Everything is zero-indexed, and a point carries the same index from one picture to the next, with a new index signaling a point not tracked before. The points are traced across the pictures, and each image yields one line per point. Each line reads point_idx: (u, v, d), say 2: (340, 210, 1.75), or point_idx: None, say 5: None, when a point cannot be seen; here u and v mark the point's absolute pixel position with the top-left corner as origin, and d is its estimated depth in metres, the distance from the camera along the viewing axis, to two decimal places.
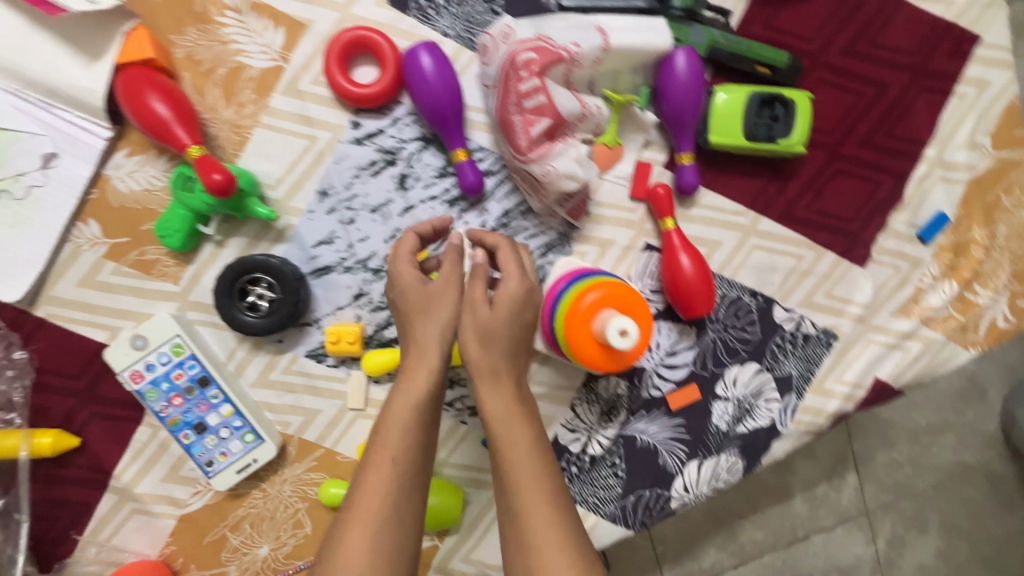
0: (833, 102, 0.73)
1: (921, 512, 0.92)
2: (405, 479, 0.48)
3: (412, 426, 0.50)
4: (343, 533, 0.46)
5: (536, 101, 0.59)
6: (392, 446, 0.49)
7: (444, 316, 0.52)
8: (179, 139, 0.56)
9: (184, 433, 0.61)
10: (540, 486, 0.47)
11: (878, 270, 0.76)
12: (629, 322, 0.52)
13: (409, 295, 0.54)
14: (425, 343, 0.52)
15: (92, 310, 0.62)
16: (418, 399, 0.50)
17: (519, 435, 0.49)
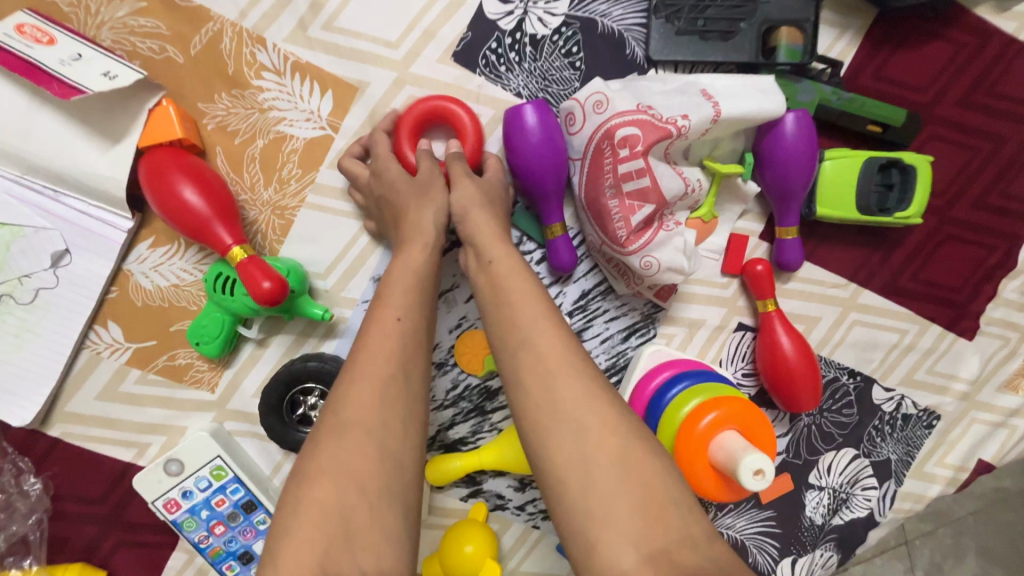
0: (946, 160, 0.65)
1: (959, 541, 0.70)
2: (410, 336, 0.42)
3: (417, 285, 0.45)
4: (344, 386, 0.38)
5: (639, 185, 0.50)
6: (397, 302, 0.43)
7: (438, 198, 0.49)
8: (218, 239, 0.47)
9: (228, 563, 0.53)
10: (559, 327, 0.41)
11: (985, 342, 0.69)
12: (763, 459, 0.44)
13: (397, 186, 0.49)
14: (420, 221, 0.48)
15: (114, 427, 0.53)
16: (421, 261, 0.46)
17: (525, 277, 0.44)
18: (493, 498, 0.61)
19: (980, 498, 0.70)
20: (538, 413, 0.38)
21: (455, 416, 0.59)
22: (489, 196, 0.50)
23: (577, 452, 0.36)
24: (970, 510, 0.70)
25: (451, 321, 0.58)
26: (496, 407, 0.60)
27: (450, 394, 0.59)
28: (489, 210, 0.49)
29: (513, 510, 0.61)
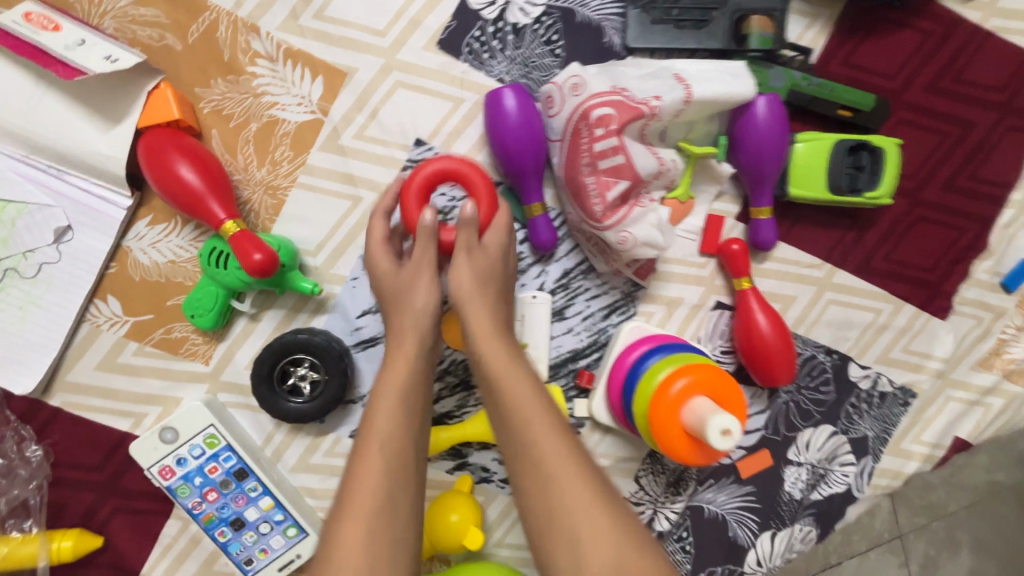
0: (915, 144, 0.67)
1: (952, 534, 0.72)
2: (397, 460, 0.42)
3: (403, 399, 0.45)
4: (339, 527, 0.39)
5: (613, 162, 0.53)
6: (383, 426, 0.43)
7: (426, 284, 0.50)
8: (212, 214, 0.50)
9: (220, 530, 0.55)
10: (549, 428, 0.42)
11: (959, 322, 0.71)
12: (730, 419, 0.46)
13: (385, 282, 0.52)
14: (407, 326, 0.50)
15: (112, 397, 0.55)
16: (409, 368, 0.47)
17: (513, 378, 0.45)
18: (478, 471, 0.63)
19: (973, 492, 0.72)
20: (537, 518, 0.40)
21: (442, 390, 0.62)
22: (483, 275, 0.51)
23: (571, 561, 0.38)
24: (964, 504, 0.72)
25: None
26: None
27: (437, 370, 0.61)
28: (475, 299, 0.49)
29: (498, 483, 0.63)
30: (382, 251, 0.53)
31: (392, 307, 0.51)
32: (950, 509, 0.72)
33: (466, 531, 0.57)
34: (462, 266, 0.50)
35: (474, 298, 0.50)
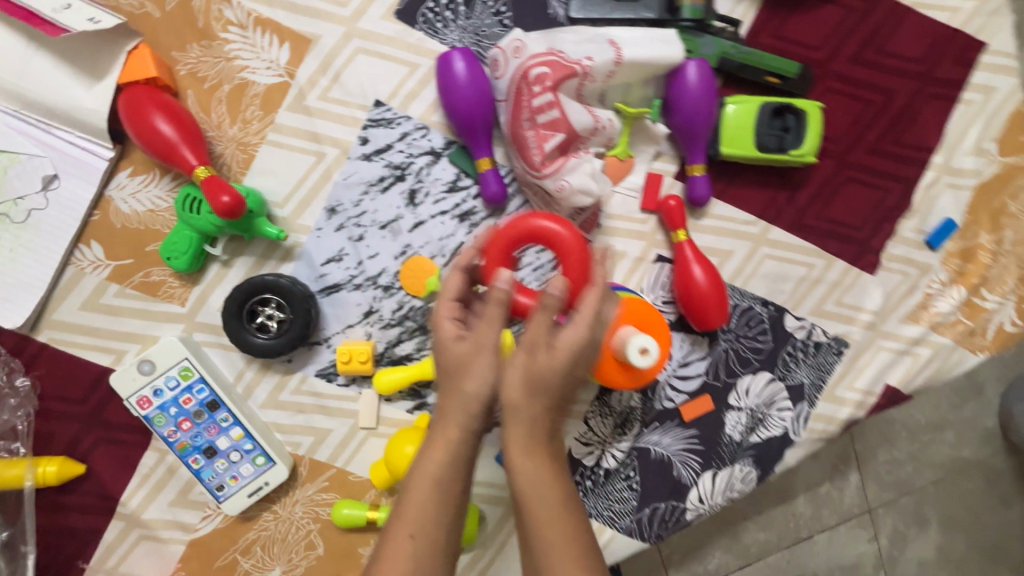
0: (842, 110, 0.73)
1: (921, 509, 1.00)
2: (423, 561, 0.42)
3: (435, 495, 0.43)
4: None
5: (550, 117, 0.59)
6: (414, 517, 0.42)
7: (480, 369, 0.44)
8: (185, 161, 0.55)
9: (194, 457, 0.60)
10: (574, 562, 0.42)
11: (887, 277, 0.76)
12: (650, 340, 0.52)
13: (442, 356, 0.46)
14: (449, 410, 0.44)
15: (95, 335, 0.60)
16: (445, 463, 0.43)
17: (546, 495, 0.43)
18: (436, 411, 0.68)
19: (939, 469, 1.00)
20: None
21: (401, 334, 0.66)
22: (536, 384, 0.43)
23: None
24: (929, 481, 1.00)
25: (396, 249, 0.65)
26: None
27: (396, 314, 0.66)
28: (529, 406, 0.43)
29: None
30: (446, 306, 0.47)
31: (445, 379, 0.46)
32: (918, 485, 1.00)
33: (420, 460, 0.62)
34: (524, 366, 0.43)
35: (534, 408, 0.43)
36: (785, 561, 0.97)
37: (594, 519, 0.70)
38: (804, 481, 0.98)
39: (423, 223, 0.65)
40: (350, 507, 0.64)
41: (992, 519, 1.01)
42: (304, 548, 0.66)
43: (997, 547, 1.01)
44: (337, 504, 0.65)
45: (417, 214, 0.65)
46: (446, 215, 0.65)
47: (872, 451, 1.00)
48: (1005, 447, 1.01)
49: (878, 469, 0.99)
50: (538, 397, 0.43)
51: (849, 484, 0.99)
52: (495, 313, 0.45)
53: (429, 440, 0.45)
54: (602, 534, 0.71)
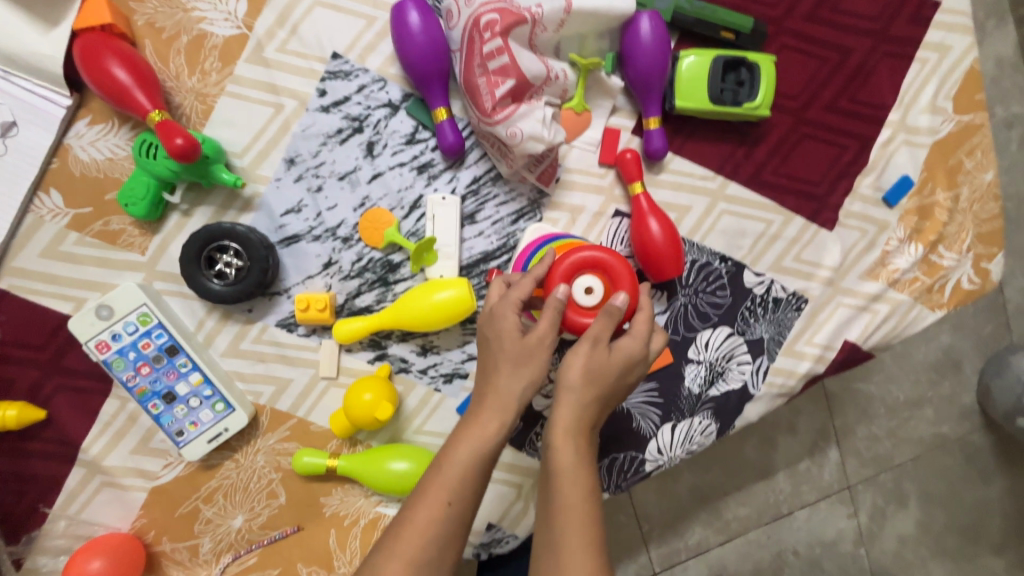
0: (798, 68, 0.74)
1: (899, 484, 1.14)
2: (452, 524, 0.45)
3: (475, 462, 0.46)
4: (387, 554, 0.44)
5: (501, 62, 0.60)
6: (450, 483, 0.46)
7: (542, 365, 0.50)
8: (139, 105, 0.56)
9: (153, 402, 0.61)
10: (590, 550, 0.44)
11: (845, 234, 0.77)
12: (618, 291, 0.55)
13: (505, 344, 0.50)
14: (503, 386, 0.49)
15: (55, 282, 0.61)
16: (488, 441, 0.47)
17: (576, 485, 0.46)
18: (397, 361, 0.68)
19: (919, 446, 1.14)
20: None
21: (361, 286, 0.67)
22: (597, 374, 0.50)
23: None
24: (909, 458, 1.14)
25: (355, 201, 0.66)
26: (398, 280, 0.67)
27: (356, 266, 0.67)
28: (575, 392, 0.49)
29: (416, 373, 0.69)
30: (511, 309, 0.51)
31: (501, 361, 0.49)
32: (896, 461, 1.13)
33: (378, 404, 0.63)
34: (583, 356, 0.50)
35: (585, 392, 0.49)
36: (766, 536, 1.10)
37: None
38: (786, 458, 1.10)
39: (382, 174, 0.66)
40: (310, 456, 0.65)
41: (979, 488, 1.15)
42: (265, 497, 0.67)
43: (960, 513, 1.15)
44: (297, 453, 0.66)
45: (375, 165, 0.66)
46: (404, 166, 0.66)
47: (851, 429, 1.12)
48: (981, 424, 1.14)
49: (857, 445, 1.12)
50: (585, 383, 0.49)
51: (829, 461, 1.12)
52: (553, 314, 0.51)
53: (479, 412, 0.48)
54: None
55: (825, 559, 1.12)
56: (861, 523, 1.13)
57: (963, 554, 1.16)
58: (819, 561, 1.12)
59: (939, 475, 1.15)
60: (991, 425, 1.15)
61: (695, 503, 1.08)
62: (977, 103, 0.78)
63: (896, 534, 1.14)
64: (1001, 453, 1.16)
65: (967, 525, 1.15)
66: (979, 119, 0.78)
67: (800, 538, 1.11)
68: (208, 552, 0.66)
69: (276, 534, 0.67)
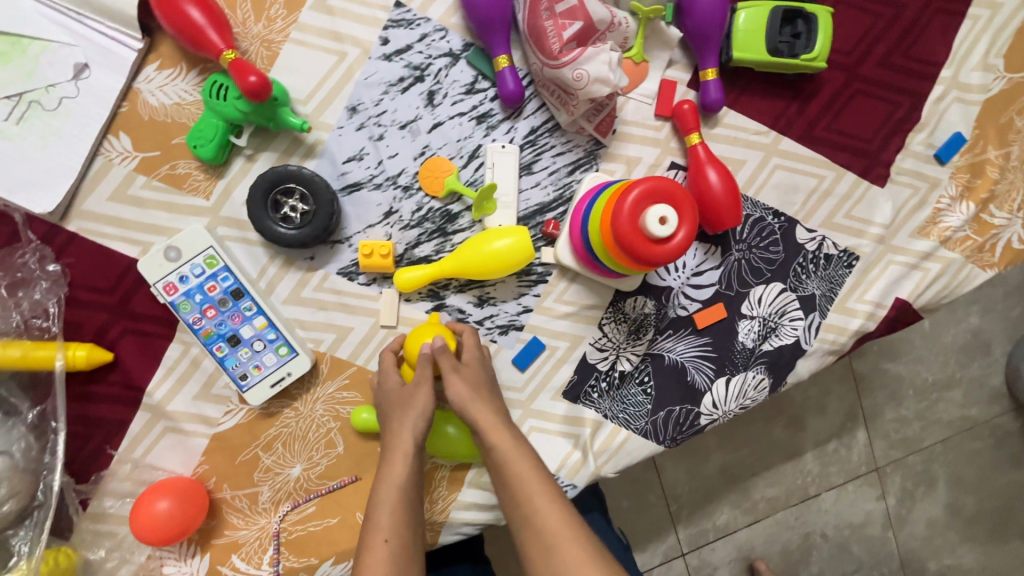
0: (852, 22, 0.75)
1: (929, 467, 1.13)
2: (402, 551, 0.54)
3: (399, 500, 0.57)
4: None
5: (568, 5, 0.61)
6: (384, 524, 0.55)
7: (418, 399, 0.60)
8: (212, 45, 0.57)
9: (218, 345, 0.62)
10: (535, 480, 0.57)
11: (896, 191, 0.77)
12: (652, 257, 0.58)
13: (381, 395, 0.62)
14: (398, 432, 0.60)
15: (123, 225, 0.62)
16: (402, 475, 0.58)
17: (504, 451, 0.58)
18: (455, 312, 0.69)
19: (950, 428, 1.13)
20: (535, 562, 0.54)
21: (420, 236, 0.67)
22: (477, 382, 0.62)
23: None
24: (939, 440, 1.13)
25: (415, 150, 0.66)
26: (456, 230, 0.67)
27: (416, 215, 0.67)
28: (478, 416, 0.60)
29: (473, 324, 0.69)
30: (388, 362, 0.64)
31: (391, 414, 0.61)
32: (927, 442, 1.13)
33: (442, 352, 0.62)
34: (455, 378, 0.61)
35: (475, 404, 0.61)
36: (792, 517, 1.09)
37: (608, 421, 0.71)
38: (815, 438, 1.10)
39: (441, 123, 0.67)
40: (369, 412, 0.65)
41: (1010, 469, 1.14)
42: (324, 447, 0.67)
43: (989, 496, 1.15)
44: (357, 408, 0.66)
45: (435, 114, 0.66)
46: (463, 116, 0.67)
47: (880, 410, 1.12)
48: (1012, 406, 1.14)
49: (886, 426, 1.12)
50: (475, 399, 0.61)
51: (858, 441, 1.11)
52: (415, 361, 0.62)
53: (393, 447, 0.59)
54: (617, 436, 0.71)
55: (854, 542, 1.11)
56: (889, 506, 1.12)
57: (992, 538, 1.15)
58: (847, 544, 1.11)
59: (969, 457, 1.14)
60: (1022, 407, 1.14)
61: (726, 479, 1.08)
62: None
63: (925, 517, 1.13)
64: None
65: (995, 508, 1.15)
66: None
67: (828, 520, 1.10)
68: (267, 500, 0.66)
69: (334, 484, 0.66)
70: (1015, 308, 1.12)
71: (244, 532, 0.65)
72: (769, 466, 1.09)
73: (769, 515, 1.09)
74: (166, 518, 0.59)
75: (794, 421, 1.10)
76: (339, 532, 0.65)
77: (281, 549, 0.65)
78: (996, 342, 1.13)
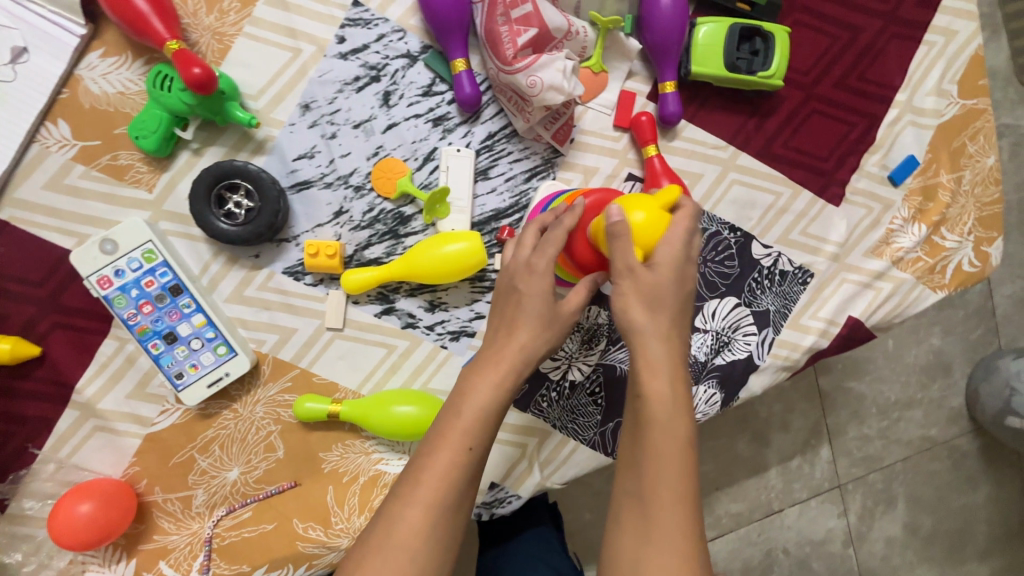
0: (810, 43, 0.76)
1: (888, 486, 1.14)
2: (470, 462, 0.47)
3: (486, 409, 0.48)
4: (403, 508, 0.45)
5: (523, 12, 0.62)
6: (464, 427, 0.47)
7: (529, 326, 0.51)
8: (157, 34, 0.56)
9: (154, 342, 0.60)
10: (663, 432, 0.46)
11: (851, 210, 0.78)
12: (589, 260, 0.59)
13: (528, 292, 0.52)
14: (507, 349, 0.51)
15: (58, 215, 0.60)
16: (491, 391, 0.49)
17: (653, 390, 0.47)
18: (404, 316, 0.67)
19: (910, 448, 1.14)
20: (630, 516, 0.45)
21: (371, 237, 0.66)
22: (656, 316, 0.50)
23: (633, 558, 0.44)
24: (899, 458, 1.14)
25: (369, 149, 0.65)
26: (409, 233, 0.66)
27: (367, 216, 0.66)
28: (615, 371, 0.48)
29: (423, 329, 0.67)
30: (532, 229, 0.56)
31: (508, 323, 0.52)
32: (887, 460, 1.14)
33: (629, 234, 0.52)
34: (643, 330, 0.49)
35: (645, 373, 0.48)
36: (755, 532, 1.09)
37: (557, 431, 0.70)
38: (778, 454, 1.11)
39: (396, 124, 0.66)
40: (313, 401, 0.63)
41: (967, 488, 1.16)
42: (263, 451, 0.65)
43: (947, 516, 1.16)
44: (300, 398, 0.63)
45: (390, 114, 0.65)
46: (419, 118, 0.66)
47: (842, 427, 1.13)
48: (968, 426, 1.15)
49: (848, 444, 1.12)
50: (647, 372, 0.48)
51: (820, 457, 1.12)
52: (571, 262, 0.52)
53: (502, 358, 0.50)
54: (565, 447, 0.70)
55: (814, 559, 1.11)
56: (850, 523, 1.13)
57: (950, 560, 1.16)
58: (808, 561, 1.11)
59: (927, 477, 1.15)
60: (978, 428, 1.16)
61: None
62: (982, 89, 0.78)
63: (884, 536, 1.14)
64: (987, 457, 1.16)
65: (952, 528, 1.16)
66: (982, 104, 0.79)
67: (789, 536, 1.10)
68: (201, 504, 0.64)
69: (271, 489, 0.64)
70: (973, 331, 1.14)
71: (175, 537, 0.63)
72: (732, 482, 1.09)
73: (732, 530, 1.08)
74: (87, 521, 0.57)
75: (758, 436, 1.10)
76: (273, 540, 0.63)
77: (212, 556, 0.62)
78: (955, 363, 1.14)
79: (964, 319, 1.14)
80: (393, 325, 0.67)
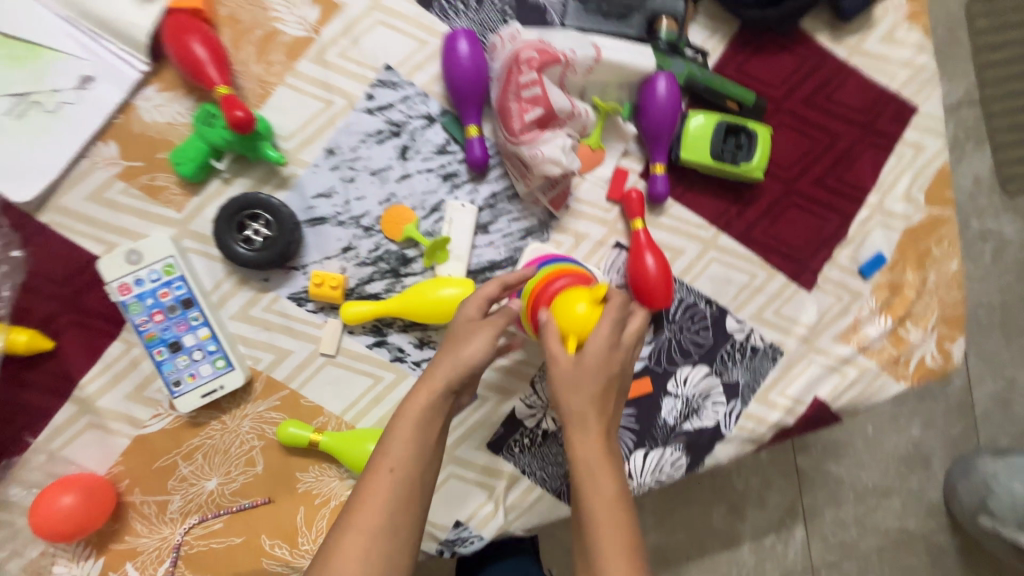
0: (792, 143, 0.84)
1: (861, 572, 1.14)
2: (403, 487, 0.50)
3: (415, 433, 0.52)
4: (340, 537, 0.48)
5: (532, 93, 0.69)
6: (393, 454, 0.51)
7: None
8: (209, 78, 0.64)
9: (159, 349, 0.64)
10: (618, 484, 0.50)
11: (822, 297, 0.83)
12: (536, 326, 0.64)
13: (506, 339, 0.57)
14: None
15: (93, 224, 0.66)
16: (417, 417, 0.53)
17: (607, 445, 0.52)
18: (394, 350, 0.71)
19: (885, 539, 1.15)
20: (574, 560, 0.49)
21: (373, 274, 0.71)
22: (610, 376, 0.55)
23: None
24: (874, 550, 1.14)
25: (381, 196, 0.72)
26: (408, 273, 0.72)
27: (372, 254, 0.71)
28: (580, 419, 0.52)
29: (410, 363, 0.71)
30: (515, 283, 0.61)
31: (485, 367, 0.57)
32: (861, 549, 1.14)
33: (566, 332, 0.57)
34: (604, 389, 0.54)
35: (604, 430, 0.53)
36: None
37: (526, 476, 0.73)
38: (753, 531, 1.11)
39: (410, 175, 0.73)
40: (295, 427, 0.67)
41: None
42: (243, 465, 0.68)
43: None
44: (283, 423, 0.67)
45: (405, 166, 0.72)
46: (431, 172, 0.73)
47: (819, 510, 1.13)
48: (943, 520, 1.16)
49: (824, 529, 1.13)
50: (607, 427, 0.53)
51: (795, 538, 1.12)
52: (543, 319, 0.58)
53: None
54: (531, 493, 0.73)
55: None
56: None
57: None
58: None
59: (900, 568, 1.15)
60: (954, 524, 1.16)
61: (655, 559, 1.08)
62: (948, 199, 0.85)
63: None
64: (961, 555, 1.16)
65: None
66: (948, 213, 0.85)
67: None
68: (176, 511, 0.66)
69: (244, 503, 0.67)
70: (950, 426, 1.16)
71: (145, 540, 0.65)
72: (703, 552, 1.10)
73: None
74: (67, 513, 0.60)
75: (733, 508, 1.10)
76: (240, 553, 0.65)
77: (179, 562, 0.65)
78: (934, 457, 1.15)
79: (941, 412, 1.16)
80: (382, 357, 0.71)
